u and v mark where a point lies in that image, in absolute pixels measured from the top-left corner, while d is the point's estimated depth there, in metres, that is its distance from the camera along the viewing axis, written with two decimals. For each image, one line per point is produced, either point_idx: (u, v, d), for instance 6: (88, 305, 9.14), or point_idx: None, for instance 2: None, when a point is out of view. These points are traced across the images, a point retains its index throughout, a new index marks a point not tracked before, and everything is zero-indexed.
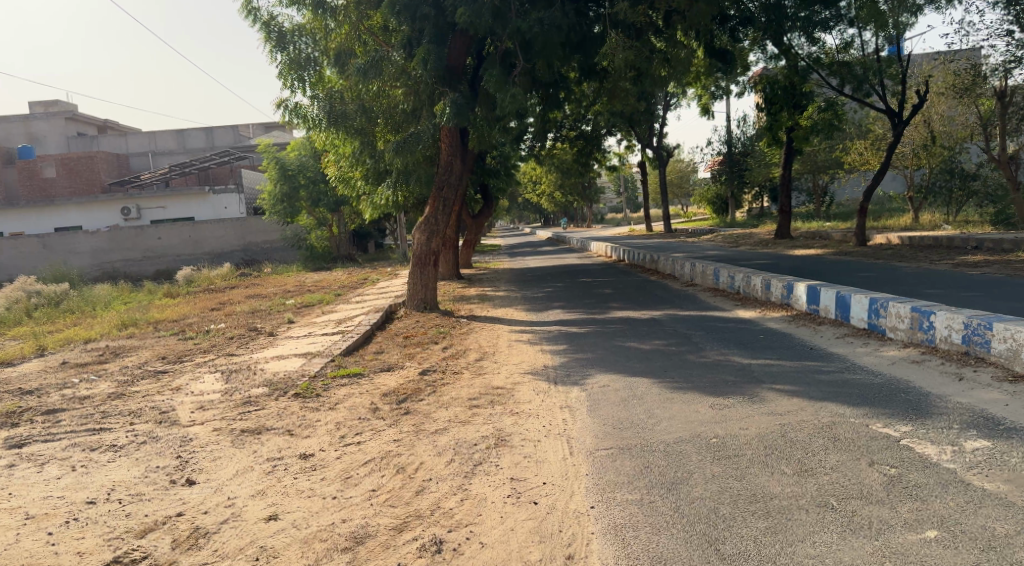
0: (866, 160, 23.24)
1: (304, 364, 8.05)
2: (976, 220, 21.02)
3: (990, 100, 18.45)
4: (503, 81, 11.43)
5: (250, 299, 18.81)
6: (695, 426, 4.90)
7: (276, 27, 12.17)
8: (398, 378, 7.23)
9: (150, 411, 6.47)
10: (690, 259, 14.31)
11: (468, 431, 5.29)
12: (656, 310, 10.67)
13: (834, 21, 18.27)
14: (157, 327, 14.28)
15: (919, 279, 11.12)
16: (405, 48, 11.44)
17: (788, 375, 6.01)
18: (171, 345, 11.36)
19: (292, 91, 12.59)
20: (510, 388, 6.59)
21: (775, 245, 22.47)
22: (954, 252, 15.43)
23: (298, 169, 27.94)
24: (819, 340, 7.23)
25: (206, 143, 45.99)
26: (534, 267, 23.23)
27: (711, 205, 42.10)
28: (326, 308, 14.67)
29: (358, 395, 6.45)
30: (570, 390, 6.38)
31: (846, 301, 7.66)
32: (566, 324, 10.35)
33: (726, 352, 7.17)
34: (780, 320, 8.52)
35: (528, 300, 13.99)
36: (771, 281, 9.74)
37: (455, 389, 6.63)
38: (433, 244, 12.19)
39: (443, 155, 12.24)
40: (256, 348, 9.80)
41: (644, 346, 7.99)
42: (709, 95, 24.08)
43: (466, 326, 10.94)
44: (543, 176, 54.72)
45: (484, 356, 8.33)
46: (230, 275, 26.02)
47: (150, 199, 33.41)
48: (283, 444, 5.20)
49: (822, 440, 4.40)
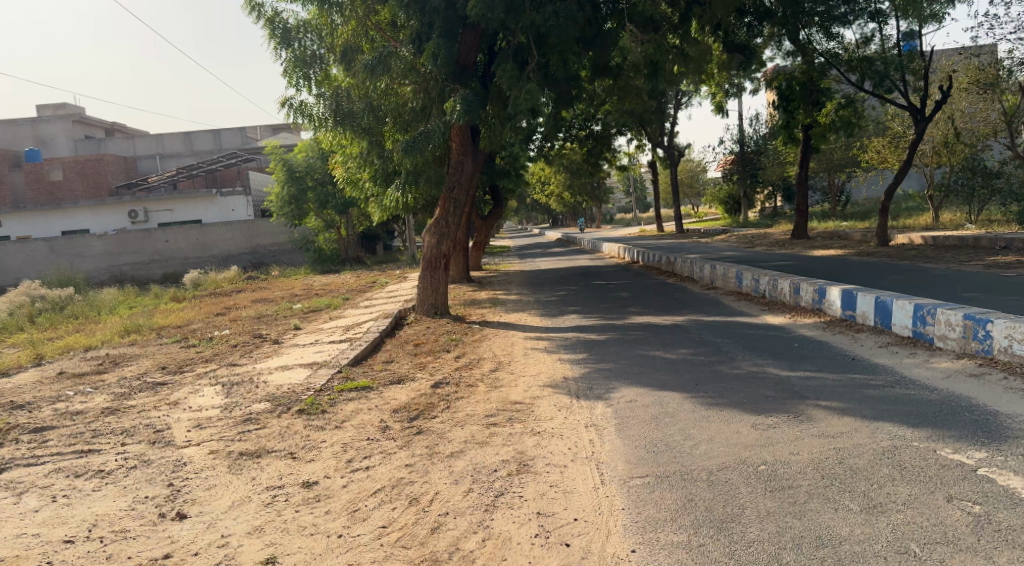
0: (885, 159, 22.62)
1: (309, 375, 7.60)
2: (1000, 219, 20.31)
3: (1015, 95, 17.77)
4: (517, 77, 10.98)
5: (256, 304, 18.45)
6: (739, 450, 4.44)
7: (280, 24, 11.82)
8: (409, 391, 6.78)
9: (144, 429, 6.06)
10: (709, 261, 13.78)
11: (487, 454, 4.83)
12: (678, 315, 10.18)
13: (853, 16, 17.50)
14: (160, 334, 13.90)
15: (953, 281, 10.60)
16: (414, 43, 11.02)
17: (833, 390, 5.50)
18: (172, 354, 10.94)
19: (297, 90, 12.18)
20: (530, 404, 6.11)
21: (792, 246, 21.87)
22: (982, 252, 14.82)
23: (305, 171, 27.73)
24: (860, 349, 6.72)
25: (213, 146, 45.71)
26: (546, 269, 22.75)
27: (723, 205, 41.49)
28: (333, 312, 14.26)
29: (366, 412, 5.99)
30: (595, 406, 5.89)
31: (887, 307, 7.14)
32: (584, 331, 9.85)
33: (761, 363, 6.67)
34: (813, 327, 8.00)
35: (542, 304, 13.52)
36: (800, 284, 9.24)
37: (470, 405, 6.15)
38: (443, 247, 11.72)
39: (454, 154, 11.81)
40: (259, 357, 9.39)
41: (670, 355, 7.49)
42: (722, 93, 23.54)
43: (479, 332, 10.48)
44: (551, 176, 54.17)
45: (500, 366, 7.86)
46: (237, 279, 25.67)
47: (157, 202, 33.13)
48: (285, 470, 4.77)
49: (888, 468, 3.91)
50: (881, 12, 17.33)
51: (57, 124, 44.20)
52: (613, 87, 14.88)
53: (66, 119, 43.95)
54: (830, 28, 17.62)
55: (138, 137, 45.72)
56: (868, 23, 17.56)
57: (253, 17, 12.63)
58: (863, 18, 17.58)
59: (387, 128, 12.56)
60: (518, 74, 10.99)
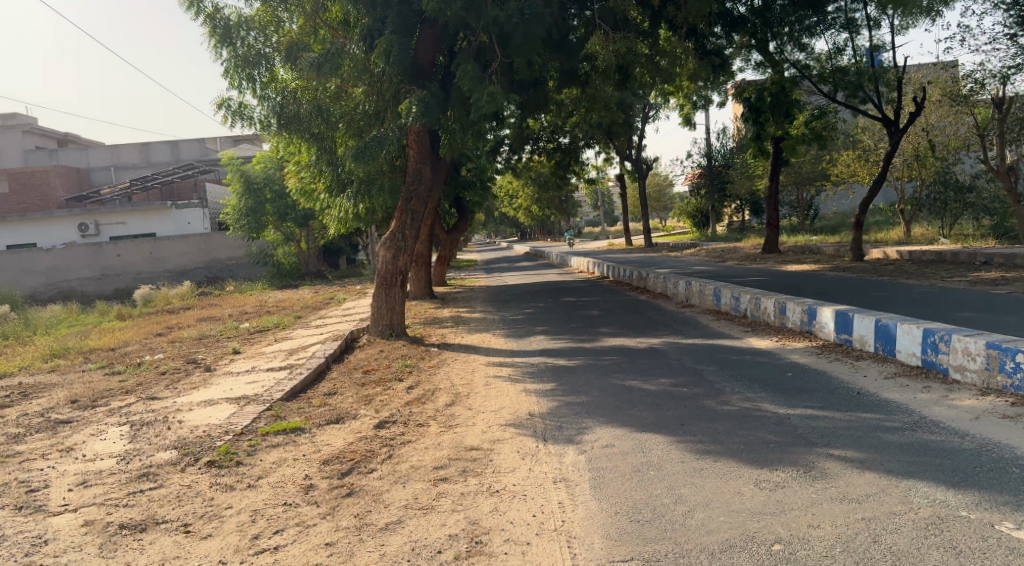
0: (855, 172, 22.12)
1: (233, 414, 6.52)
2: (972, 232, 19.99)
3: (987, 108, 17.45)
4: (479, 78, 10.05)
5: (200, 323, 17.12)
6: (746, 523, 3.55)
7: (221, 20, 10.61)
8: (346, 433, 5.76)
9: (15, 488, 4.93)
10: (684, 277, 13.02)
11: (431, 526, 3.86)
12: (654, 337, 9.33)
13: (825, 27, 17.06)
14: (86, 358, 12.57)
15: (942, 299, 10.03)
16: (365, 40, 9.96)
17: (846, 436, 4.67)
18: (92, 383, 9.68)
19: (240, 92, 11.06)
20: (488, 450, 5.13)
21: (764, 261, 21.25)
22: (962, 268, 14.33)
23: (263, 183, 26.61)
24: (863, 380, 5.94)
25: (170, 157, 43.97)
26: (514, 284, 21.87)
27: (691, 219, 41.02)
28: (281, 334, 13.11)
29: (290, 464, 4.97)
30: (564, 454, 4.95)
31: (890, 332, 6.38)
32: (552, 356, 8.91)
33: (753, 398, 5.82)
34: (805, 353, 7.21)
35: (507, 323, 12.61)
36: (787, 304, 8.48)
37: (416, 452, 5.16)
38: (400, 263, 10.77)
39: (411, 162, 10.85)
40: (184, 389, 8.24)
41: (649, 387, 6.58)
42: (691, 105, 22.99)
43: (436, 356, 9.51)
44: (519, 189, 53.35)
45: (457, 399, 6.87)
46: (189, 294, 24.23)
47: (109, 215, 31.49)
48: (172, 551, 3.74)
49: (940, 553, 3.06)
50: (855, 21, 16.90)
51: (6, 134, 41.93)
52: (582, 96, 14.12)
53: (15, 130, 41.68)
54: (801, 39, 17.19)
55: (91, 149, 43.75)
56: (840, 33, 17.12)
57: (191, 13, 11.54)
58: (836, 28, 17.13)
59: (339, 134, 11.56)
60: (480, 76, 10.09)
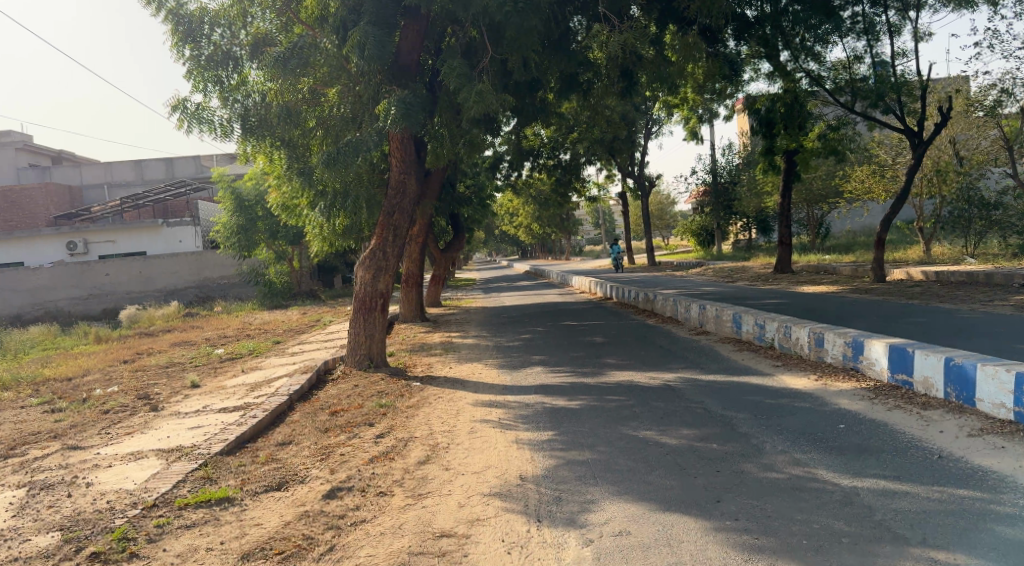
0: (871, 188, 20.94)
1: (155, 475, 5.25)
2: (998, 250, 18.79)
3: (1016, 120, 16.34)
4: (468, 75, 8.92)
5: (174, 348, 15.87)
6: None
7: (184, 17, 9.44)
8: (284, 507, 4.50)
9: None
10: (697, 300, 11.77)
11: None
12: (668, 371, 8.08)
13: (844, 35, 15.94)
14: (36, 390, 11.28)
15: (993, 326, 8.85)
16: (337, 33, 8.74)
17: (950, 527, 3.43)
18: (23, 424, 8.39)
19: (205, 95, 9.92)
20: (463, 537, 3.90)
21: (776, 281, 20.06)
22: (1000, 290, 13.11)
23: (254, 200, 25.48)
24: (941, 437, 4.71)
25: (165, 174, 42.97)
26: (512, 305, 20.63)
27: (695, 237, 39.78)
28: (253, 362, 11.83)
29: (198, 560, 3.72)
30: (565, 545, 3.71)
31: (967, 375, 5.17)
32: (550, 394, 7.66)
33: (805, 461, 4.57)
34: (855, 397, 5.96)
35: (501, 352, 11.37)
36: (825, 335, 7.27)
37: (368, 541, 3.91)
38: (380, 285, 9.53)
39: (394, 172, 9.66)
40: (118, 436, 6.96)
41: (668, 441, 5.32)
42: (695, 119, 21.90)
43: (418, 393, 8.26)
44: (520, 208, 52.38)
45: (433, 455, 5.62)
46: (174, 316, 22.95)
47: (97, 233, 30.36)
48: None
49: None
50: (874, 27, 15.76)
51: None
52: (583, 105, 13.03)
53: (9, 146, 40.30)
54: (816, 48, 16.06)
55: (85, 166, 42.69)
56: (859, 40, 15.92)
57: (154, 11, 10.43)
58: (855, 35, 15.95)
59: (315, 141, 10.44)
60: (469, 72, 8.96)
